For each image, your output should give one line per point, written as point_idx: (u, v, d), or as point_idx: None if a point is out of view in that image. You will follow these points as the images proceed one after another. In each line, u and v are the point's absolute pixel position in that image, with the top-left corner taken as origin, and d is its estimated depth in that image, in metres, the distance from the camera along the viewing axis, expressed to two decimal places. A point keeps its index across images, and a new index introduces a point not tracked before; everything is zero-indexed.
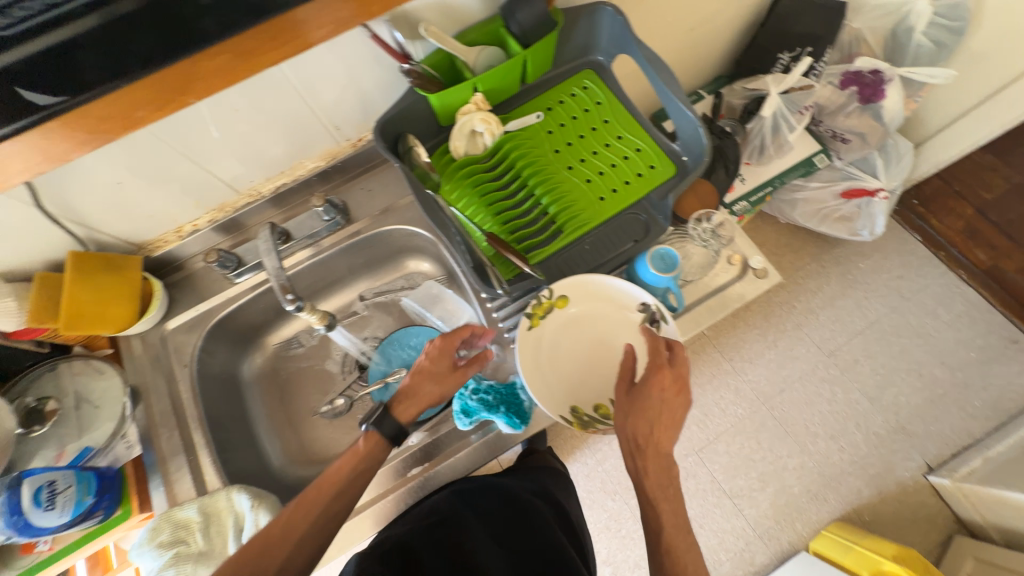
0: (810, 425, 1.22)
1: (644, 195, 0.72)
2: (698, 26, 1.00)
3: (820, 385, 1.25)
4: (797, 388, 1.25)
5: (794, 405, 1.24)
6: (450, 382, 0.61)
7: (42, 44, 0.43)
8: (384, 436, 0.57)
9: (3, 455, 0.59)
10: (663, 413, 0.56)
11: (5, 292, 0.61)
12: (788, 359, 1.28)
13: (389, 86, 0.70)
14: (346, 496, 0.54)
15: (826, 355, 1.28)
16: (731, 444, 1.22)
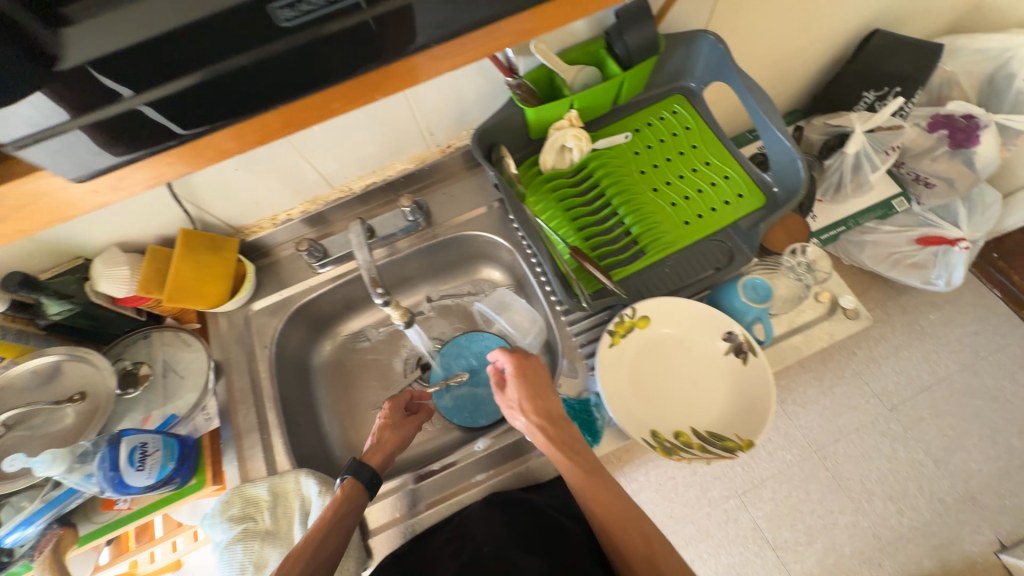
0: (866, 482, 1.14)
1: (730, 222, 0.70)
2: (786, 58, 0.98)
3: (879, 441, 1.17)
4: (854, 441, 1.17)
5: (851, 459, 1.16)
6: (410, 426, 0.69)
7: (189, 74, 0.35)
8: (362, 479, 0.60)
9: (102, 414, 0.63)
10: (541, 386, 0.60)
11: (121, 261, 0.66)
12: (845, 408, 1.20)
13: (487, 98, 0.73)
14: (331, 545, 0.55)
15: (887, 409, 1.19)
16: (777, 491, 1.15)
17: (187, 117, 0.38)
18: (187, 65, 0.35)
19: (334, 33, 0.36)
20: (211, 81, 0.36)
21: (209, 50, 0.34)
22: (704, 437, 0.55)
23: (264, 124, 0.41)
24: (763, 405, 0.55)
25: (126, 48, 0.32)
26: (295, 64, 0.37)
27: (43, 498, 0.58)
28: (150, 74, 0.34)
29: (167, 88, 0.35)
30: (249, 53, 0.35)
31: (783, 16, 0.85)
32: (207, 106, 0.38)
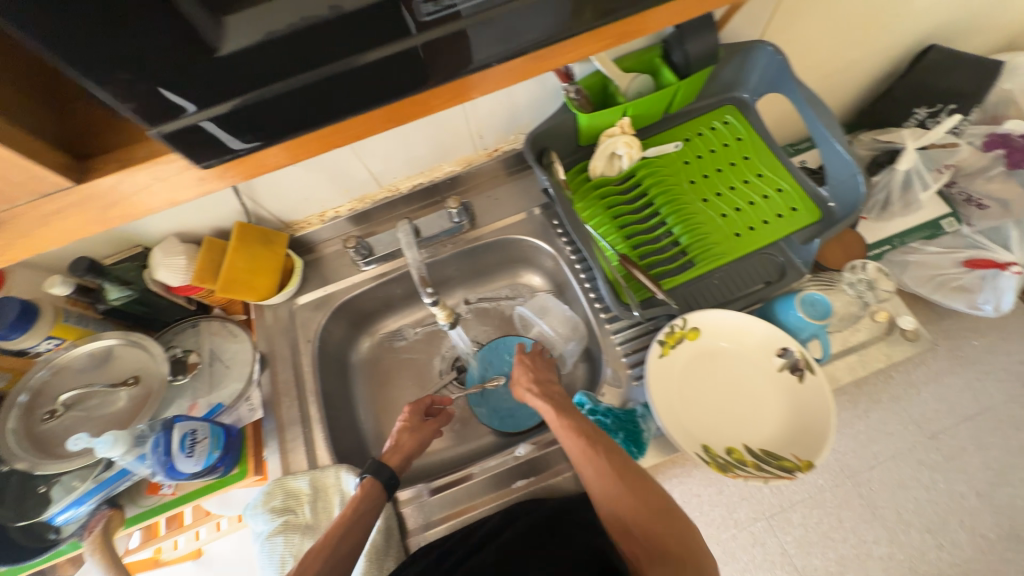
0: (902, 512, 1.07)
1: (782, 236, 0.69)
2: (838, 71, 0.96)
3: (918, 470, 1.09)
4: (889, 468, 1.10)
5: (886, 488, 1.08)
6: (428, 429, 0.69)
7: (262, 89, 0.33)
8: (381, 480, 0.60)
9: (152, 404, 0.62)
10: (543, 371, 0.68)
11: (178, 251, 0.67)
12: (880, 434, 1.12)
13: (540, 105, 0.73)
14: (350, 542, 0.55)
15: (926, 438, 1.12)
16: (808, 516, 1.08)
17: (251, 129, 0.35)
18: (267, 77, 0.32)
19: (420, 43, 0.34)
20: (286, 93, 0.33)
21: (290, 60, 0.32)
22: (759, 454, 0.53)
23: (323, 135, 0.39)
24: (823, 423, 0.53)
25: (206, 59, 0.29)
26: (373, 76, 0.35)
27: (96, 478, 0.60)
28: (225, 86, 0.31)
29: (240, 100, 0.33)
30: (330, 65, 0.33)
31: (837, 30, 0.84)
32: (276, 118, 0.35)
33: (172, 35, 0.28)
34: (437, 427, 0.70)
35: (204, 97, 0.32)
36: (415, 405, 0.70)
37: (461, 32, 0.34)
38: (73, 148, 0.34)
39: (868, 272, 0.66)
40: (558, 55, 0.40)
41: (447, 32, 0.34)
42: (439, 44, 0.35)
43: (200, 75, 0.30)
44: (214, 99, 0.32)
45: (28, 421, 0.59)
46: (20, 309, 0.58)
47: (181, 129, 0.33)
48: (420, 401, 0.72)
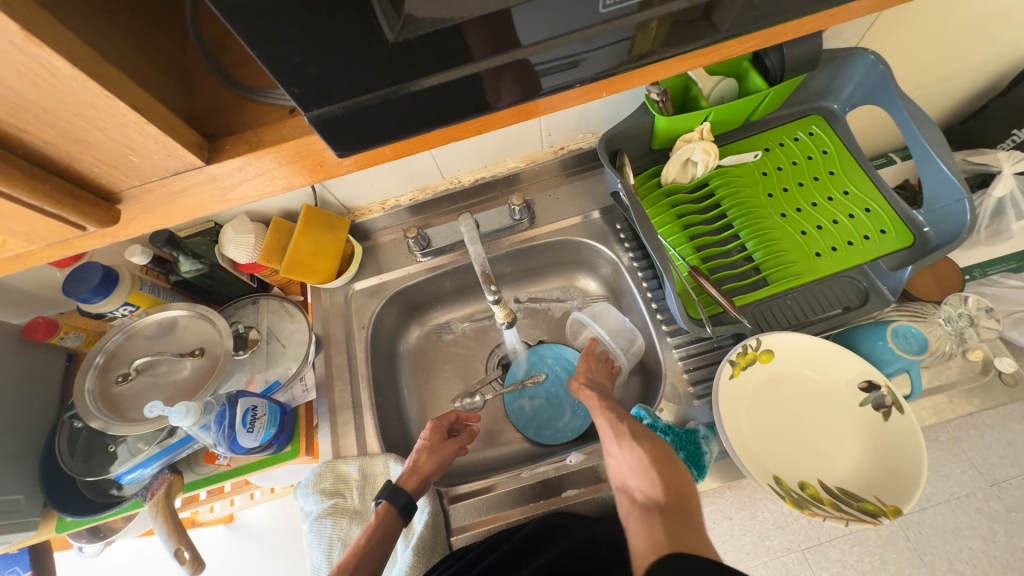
0: (953, 562, 0.83)
1: (868, 260, 0.64)
2: (928, 85, 0.80)
3: (975, 517, 0.84)
4: (944, 513, 0.85)
5: (936, 533, 0.84)
6: (448, 449, 0.67)
7: (391, 88, 0.24)
8: (397, 504, 0.58)
9: (211, 378, 0.62)
10: (602, 369, 0.71)
11: (249, 229, 0.68)
12: (935, 475, 0.86)
13: (616, 105, 0.71)
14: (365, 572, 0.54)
15: (987, 484, 0.85)
16: (848, 553, 0.86)
17: (348, 139, 0.27)
18: (386, 76, 0.24)
19: (578, 43, 0.26)
20: (405, 97, 0.25)
21: (423, 58, 0.23)
22: (836, 493, 0.51)
23: (423, 139, 0.30)
24: (914, 466, 0.50)
25: (314, 51, 0.21)
26: (510, 82, 0.26)
27: (160, 444, 0.62)
28: (335, 83, 0.23)
29: (348, 102, 0.24)
30: (463, 66, 0.25)
31: (939, 40, 0.69)
32: (384, 127, 0.27)
33: (284, 29, 0.20)
34: (456, 446, 0.68)
35: (308, 96, 0.24)
36: (435, 425, 0.69)
37: (627, 34, 0.26)
38: (201, 123, 0.28)
39: (968, 306, 0.61)
40: (716, 49, 0.31)
41: (617, 30, 0.26)
42: (593, 48, 0.26)
43: (317, 69, 0.22)
44: (316, 100, 0.24)
45: (102, 382, 0.61)
46: (101, 275, 0.60)
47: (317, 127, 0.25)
48: (441, 422, 0.70)
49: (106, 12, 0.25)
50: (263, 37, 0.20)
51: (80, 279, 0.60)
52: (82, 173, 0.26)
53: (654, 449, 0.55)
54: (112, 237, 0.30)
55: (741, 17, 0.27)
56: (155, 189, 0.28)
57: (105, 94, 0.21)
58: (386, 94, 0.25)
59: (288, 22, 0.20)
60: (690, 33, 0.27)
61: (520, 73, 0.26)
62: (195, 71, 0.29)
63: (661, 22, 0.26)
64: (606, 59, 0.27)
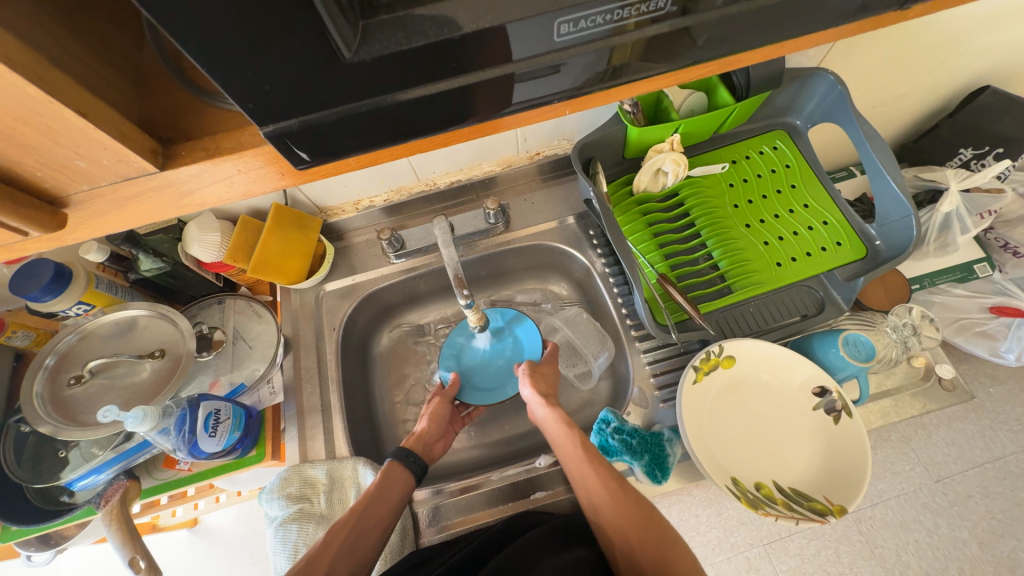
0: (901, 554, 0.88)
1: (825, 270, 0.67)
2: (885, 103, 0.83)
3: (921, 511, 0.89)
4: (893, 508, 0.90)
5: (886, 527, 0.89)
6: (439, 406, 0.69)
7: (352, 105, 0.25)
8: (409, 465, 0.60)
9: (167, 383, 0.60)
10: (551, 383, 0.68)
11: (214, 227, 0.65)
12: (885, 472, 0.91)
13: (590, 113, 0.72)
14: (377, 517, 0.56)
15: (933, 481, 0.90)
16: (805, 546, 0.90)
17: (311, 150, 0.26)
18: (344, 93, 0.24)
19: (541, 67, 0.26)
20: (364, 114, 0.25)
21: (387, 76, 0.24)
22: (789, 494, 0.54)
23: (387, 150, 0.30)
24: (859, 469, 0.52)
25: (271, 67, 0.21)
26: (475, 100, 0.27)
27: (116, 448, 0.59)
28: (294, 98, 0.23)
29: (305, 117, 0.24)
30: (422, 86, 0.25)
31: (893, 62, 0.73)
32: (343, 140, 0.27)
33: (234, 45, 0.20)
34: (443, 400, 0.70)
35: (264, 111, 0.24)
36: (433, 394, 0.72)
37: (588, 60, 0.27)
38: (157, 128, 0.27)
39: (912, 316, 0.65)
40: (682, 72, 0.33)
41: (577, 54, 0.26)
42: (552, 72, 0.27)
43: (272, 85, 0.22)
44: (271, 114, 0.24)
45: (53, 385, 0.58)
46: (53, 273, 0.57)
47: (277, 138, 0.25)
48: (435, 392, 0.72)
49: (50, 10, 0.24)
50: (207, 48, 0.20)
51: (29, 276, 0.57)
52: (25, 178, 0.25)
53: (634, 497, 0.53)
54: (60, 242, 0.29)
55: (703, 46, 0.29)
56: (106, 193, 0.27)
57: (49, 99, 0.21)
58: (348, 110, 0.25)
59: (236, 35, 0.20)
60: (650, 57, 0.28)
61: (487, 92, 0.27)
62: (154, 75, 0.29)
63: (615, 51, 0.27)
64: (576, 78, 0.28)
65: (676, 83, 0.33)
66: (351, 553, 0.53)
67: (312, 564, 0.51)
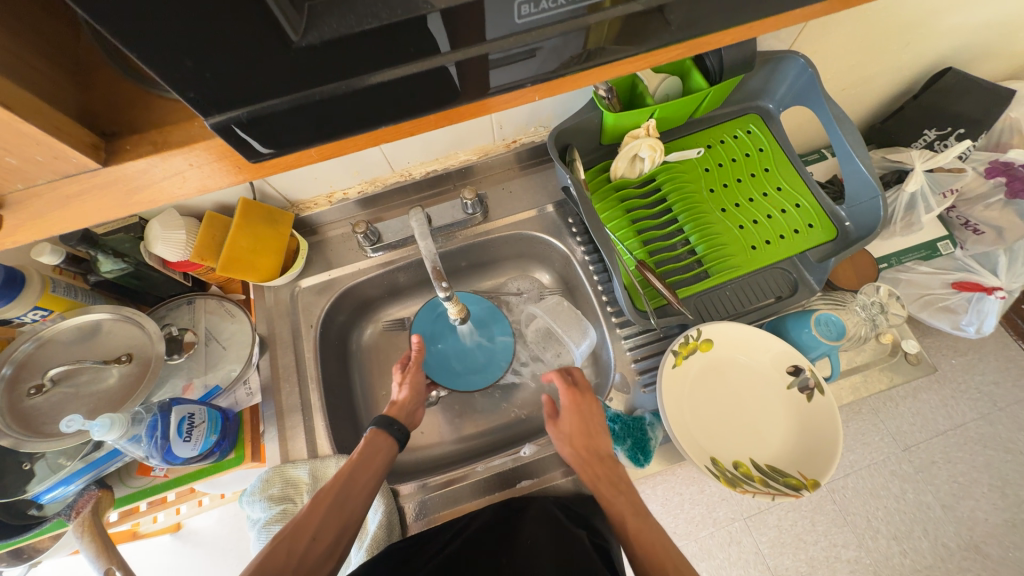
0: (871, 519, 0.92)
1: (798, 252, 0.69)
2: (854, 85, 0.85)
3: (889, 478, 0.94)
4: (864, 476, 0.94)
5: (858, 495, 0.93)
6: (416, 375, 0.68)
7: (307, 93, 0.23)
8: (390, 431, 0.61)
9: (135, 389, 0.57)
10: (600, 434, 0.60)
11: (178, 225, 0.63)
12: (856, 443, 0.95)
13: (566, 99, 0.71)
14: (364, 480, 0.56)
15: (900, 449, 0.95)
16: (784, 517, 0.94)
17: (268, 142, 0.25)
18: (295, 79, 0.22)
19: (508, 49, 0.25)
20: (321, 102, 0.24)
21: (341, 60, 0.22)
22: (766, 471, 0.56)
23: (351, 140, 0.29)
24: (831, 444, 0.55)
25: (213, 51, 0.20)
26: (438, 85, 0.26)
27: (85, 458, 0.57)
28: (238, 86, 0.22)
29: (255, 107, 0.23)
30: (379, 71, 0.24)
31: (861, 44, 0.74)
32: (300, 130, 0.25)
33: (166, 28, 0.18)
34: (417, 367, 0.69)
35: (208, 101, 0.22)
36: (403, 363, 0.70)
37: (554, 41, 0.26)
38: (98, 122, 0.26)
39: (880, 295, 0.67)
40: (651, 56, 0.32)
41: (543, 38, 0.25)
42: (518, 54, 0.26)
43: (213, 74, 0.21)
44: (216, 104, 0.22)
45: (12, 395, 0.55)
46: (4, 277, 0.54)
47: (230, 129, 0.24)
48: (401, 362, 0.71)
49: None
50: (136, 43, 0.18)
51: None
52: None
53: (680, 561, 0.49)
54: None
55: (672, 27, 0.28)
56: (45, 192, 0.25)
57: None
58: (301, 97, 0.23)
59: (170, 24, 0.18)
60: (619, 37, 0.27)
61: (451, 76, 0.26)
62: (92, 65, 0.27)
63: (585, 30, 0.26)
64: (548, 59, 0.27)
65: (649, 65, 0.33)
66: (339, 514, 0.53)
67: (300, 528, 0.51)
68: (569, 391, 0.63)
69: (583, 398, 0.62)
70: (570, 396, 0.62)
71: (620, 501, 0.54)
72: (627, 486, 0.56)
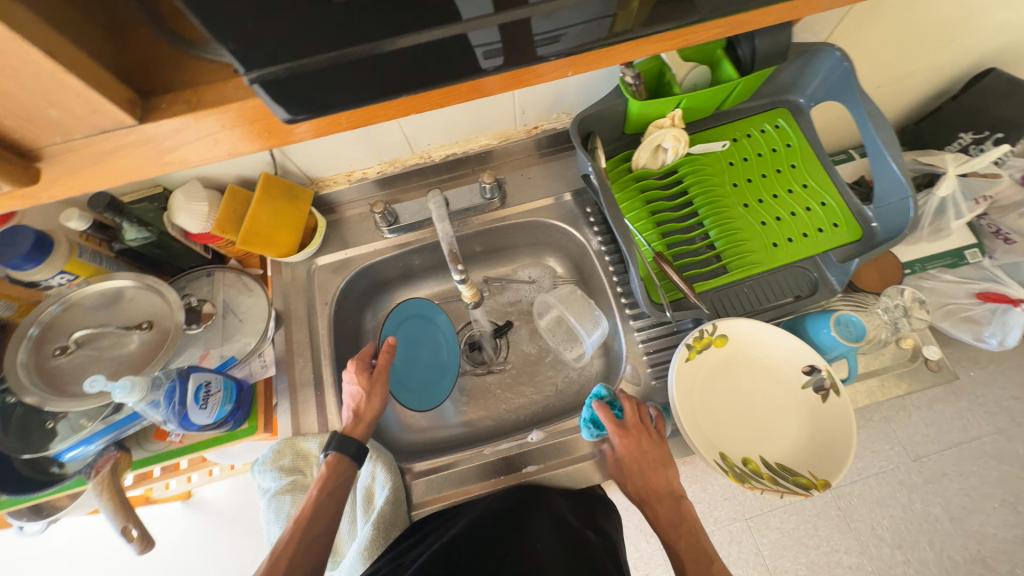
0: (876, 528, 0.91)
1: (822, 251, 0.67)
2: (889, 83, 0.82)
3: (897, 488, 0.92)
4: (870, 484, 0.93)
5: (863, 503, 0.92)
6: (381, 385, 0.65)
7: (343, 51, 0.24)
8: (348, 452, 0.59)
9: (154, 355, 0.58)
10: (660, 475, 0.59)
11: (201, 196, 0.64)
12: (865, 450, 0.94)
13: (590, 84, 0.69)
14: (324, 521, 0.56)
15: (910, 459, 0.93)
16: (786, 520, 0.93)
17: (299, 103, 0.26)
18: (332, 32, 0.23)
19: (541, 16, 0.26)
20: (357, 61, 0.25)
21: (381, 18, 0.23)
22: (775, 468, 0.55)
23: (380, 110, 0.29)
24: (844, 445, 0.54)
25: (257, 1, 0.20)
26: (469, 52, 0.26)
27: (105, 420, 0.59)
28: (280, 40, 0.22)
29: (293, 63, 0.23)
30: (419, 31, 0.24)
31: (901, 39, 0.71)
32: (336, 90, 0.26)
33: None
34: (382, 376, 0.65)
35: (248, 54, 0.22)
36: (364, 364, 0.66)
37: (585, 18, 0.27)
38: (135, 79, 0.26)
39: (904, 298, 0.65)
40: (685, 35, 0.31)
41: (577, 9, 0.26)
42: (549, 28, 0.26)
43: (256, 24, 0.21)
44: (256, 59, 0.23)
45: (38, 355, 0.57)
46: (33, 240, 0.56)
47: (269, 88, 0.24)
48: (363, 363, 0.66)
49: None
50: None
51: (7, 244, 0.55)
52: None
53: None
54: (35, 200, 0.27)
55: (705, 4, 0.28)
56: (82, 146, 0.26)
57: (9, 34, 0.19)
58: (338, 55, 0.24)
59: None
60: (649, 18, 0.28)
61: (483, 41, 0.26)
62: (130, 23, 0.27)
63: (616, 11, 0.27)
64: (578, 35, 0.28)
65: (672, 49, 0.32)
66: (304, 559, 0.53)
67: None
68: (623, 437, 0.59)
69: (639, 439, 0.59)
70: (625, 441, 0.59)
71: (681, 544, 0.56)
72: (689, 525, 0.58)
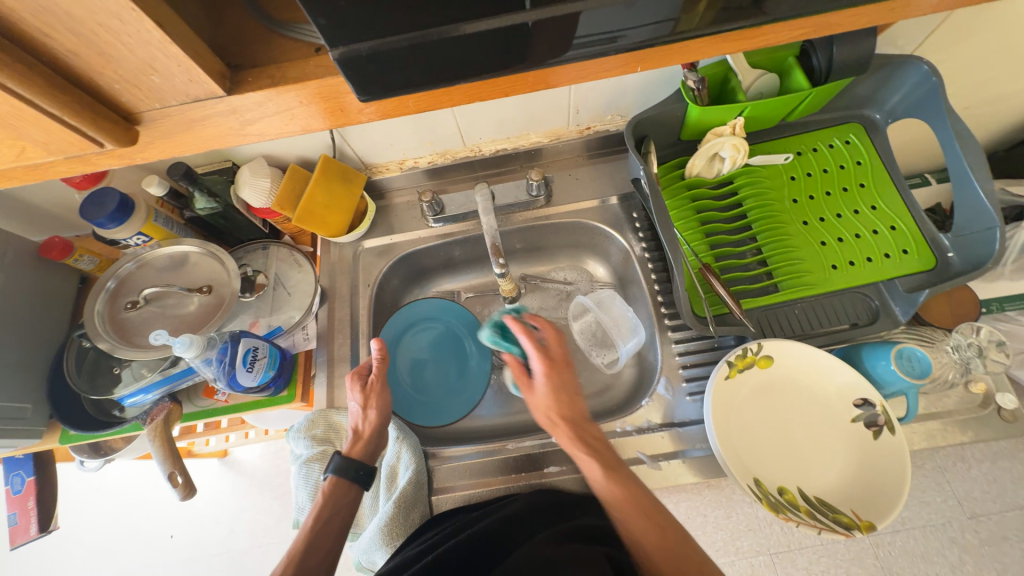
0: None
1: (886, 278, 0.62)
2: (982, 103, 0.75)
3: (947, 545, 0.84)
4: (916, 537, 0.85)
5: (905, 555, 0.85)
6: (380, 397, 0.62)
7: (422, 33, 0.25)
8: (346, 476, 0.57)
9: (210, 318, 0.62)
10: (569, 398, 0.55)
11: (265, 173, 0.68)
12: (913, 499, 0.86)
13: (648, 86, 0.68)
14: (320, 553, 0.52)
15: (965, 516, 0.85)
16: (814, 561, 0.88)
17: (373, 84, 0.27)
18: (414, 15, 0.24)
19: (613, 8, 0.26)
20: (435, 42, 0.25)
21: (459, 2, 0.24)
22: (814, 503, 0.52)
23: (447, 94, 0.30)
24: (895, 488, 0.50)
25: None
26: (537, 41, 0.27)
27: (162, 372, 0.63)
28: (367, 18, 0.23)
29: (377, 41, 0.25)
30: (496, 16, 0.25)
31: (1000, 56, 0.65)
32: (408, 71, 0.27)
33: None
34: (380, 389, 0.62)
35: (336, 30, 0.24)
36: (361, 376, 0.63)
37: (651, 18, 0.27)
38: (228, 54, 0.28)
39: (979, 337, 0.60)
40: (757, 36, 0.30)
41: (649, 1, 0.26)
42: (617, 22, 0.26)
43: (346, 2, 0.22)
44: (344, 35, 0.24)
45: (112, 306, 0.62)
46: (118, 202, 0.61)
47: (352, 65, 0.25)
48: (361, 375, 0.64)
49: None
50: None
51: (97, 203, 0.61)
52: (105, 90, 0.26)
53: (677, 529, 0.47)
54: (130, 159, 0.30)
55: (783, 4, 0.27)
56: (176, 113, 0.28)
57: (131, 6, 0.21)
58: (417, 35, 0.25)
59: None
60: (719, 16, 0.27)
61: (551, 31, 0.26)
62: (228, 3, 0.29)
63: (680, 15, 0.27)
64: (645, 30, 0.27)
65: (737, 51, 0.31)
66: None
67: None
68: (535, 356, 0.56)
69: (556, 363, 0.57)
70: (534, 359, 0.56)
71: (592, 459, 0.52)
72: (601, 444, 0.54)
